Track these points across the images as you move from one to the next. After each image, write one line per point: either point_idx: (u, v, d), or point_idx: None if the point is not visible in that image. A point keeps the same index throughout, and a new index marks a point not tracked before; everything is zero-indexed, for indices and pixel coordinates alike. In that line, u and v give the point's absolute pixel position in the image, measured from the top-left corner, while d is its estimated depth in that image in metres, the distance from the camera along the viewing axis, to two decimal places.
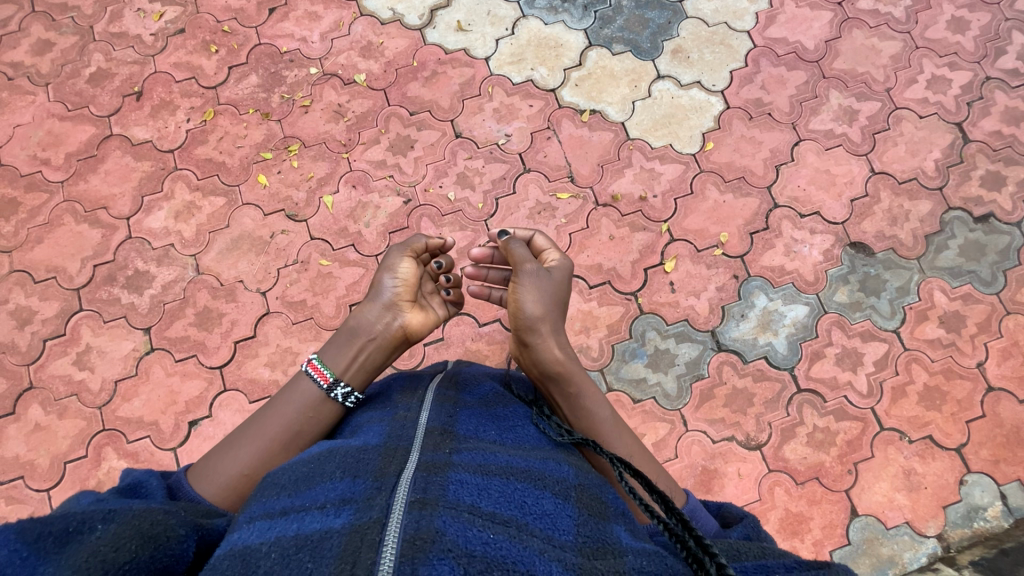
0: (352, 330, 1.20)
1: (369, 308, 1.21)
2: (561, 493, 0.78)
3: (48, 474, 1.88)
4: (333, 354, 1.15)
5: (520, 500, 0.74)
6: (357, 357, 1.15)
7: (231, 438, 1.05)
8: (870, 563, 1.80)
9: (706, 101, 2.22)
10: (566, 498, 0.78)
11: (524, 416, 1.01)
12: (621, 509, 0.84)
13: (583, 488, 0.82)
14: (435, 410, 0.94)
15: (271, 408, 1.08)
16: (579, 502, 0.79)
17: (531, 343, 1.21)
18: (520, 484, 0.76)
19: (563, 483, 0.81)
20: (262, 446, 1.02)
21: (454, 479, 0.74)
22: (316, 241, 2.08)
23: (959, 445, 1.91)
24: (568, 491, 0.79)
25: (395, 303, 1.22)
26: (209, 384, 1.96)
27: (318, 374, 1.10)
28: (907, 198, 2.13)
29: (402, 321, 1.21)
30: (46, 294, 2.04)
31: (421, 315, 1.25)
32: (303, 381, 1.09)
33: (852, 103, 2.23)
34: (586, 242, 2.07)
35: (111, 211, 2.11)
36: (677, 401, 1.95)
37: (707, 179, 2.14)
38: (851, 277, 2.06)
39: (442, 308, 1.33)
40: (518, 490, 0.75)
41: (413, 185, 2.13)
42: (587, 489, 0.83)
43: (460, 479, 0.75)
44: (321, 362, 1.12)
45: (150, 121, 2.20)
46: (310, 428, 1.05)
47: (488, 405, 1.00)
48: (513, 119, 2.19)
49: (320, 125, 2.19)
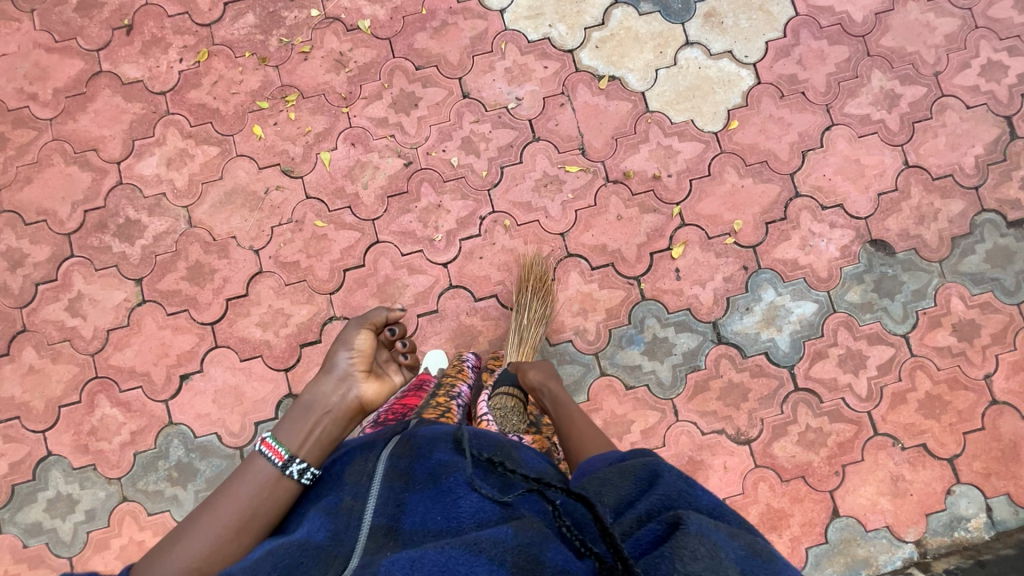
0: (307, 405, 1.17)
1: (324, 381, 1.20)
2: (497, 558, 0.76)
3: (44, 416, 1.93)
4: (287, 430, 1.12)
5: (452, 569, 0.73)
6: (314, 431, 1.13)
7: (181, 526, 1.01)
8: (844, 563, 1.83)
9: (735, 74, 2.05)
10: (501, 563, 0.75)
11: (463, 481, 0.92)
12: (563, 567, 0.79)
13: (521, 548, 0.79)
14: (380, 495, 0.92)
15: (225, 489, 1.04)
16: (515, 567, 0.77)
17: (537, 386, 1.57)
18: (455, 551, 0.75)
19: (500, 545, 0.78)
20: (212, 533, 0.98)
21: (386, 562, 0.75)
22: (312, 200, 2.00)
23: (952, 456, 1.89)
24: (504, 554, 0.77)
25: (350, 374, 1.22)
26: (200, 339, 1.96)
27: (271, 453, 1.06)
28: (938, 196, 2.00)
29: (358, 392, 1.21)
30: (37, 237, 2.00)
31: (377, 385, 1.25)
32: (256, 460, 1.06)
33: (895, 86, 2.05)
34: (592, 220, 1.98)
35: (102, 153, 2.03)
36: (669, 391, 1.92)
37: (726, 161, 2.01)
38: (867, 276, 1.97)
39: (398, 374, 1.32)
40: (452, 558, 0.74)
41: (415, 147, 2.02)
42: (526, 549, 0.79)
43: (392, 559, 0.75)
44: (276, 439, 1.09)
45: (142, 59, 2.07)
46: (264, 510, 1.01)
47: (433, 474, 0.94)
48: (525, 81, 2.04)
49: (320, 75, 2.05)
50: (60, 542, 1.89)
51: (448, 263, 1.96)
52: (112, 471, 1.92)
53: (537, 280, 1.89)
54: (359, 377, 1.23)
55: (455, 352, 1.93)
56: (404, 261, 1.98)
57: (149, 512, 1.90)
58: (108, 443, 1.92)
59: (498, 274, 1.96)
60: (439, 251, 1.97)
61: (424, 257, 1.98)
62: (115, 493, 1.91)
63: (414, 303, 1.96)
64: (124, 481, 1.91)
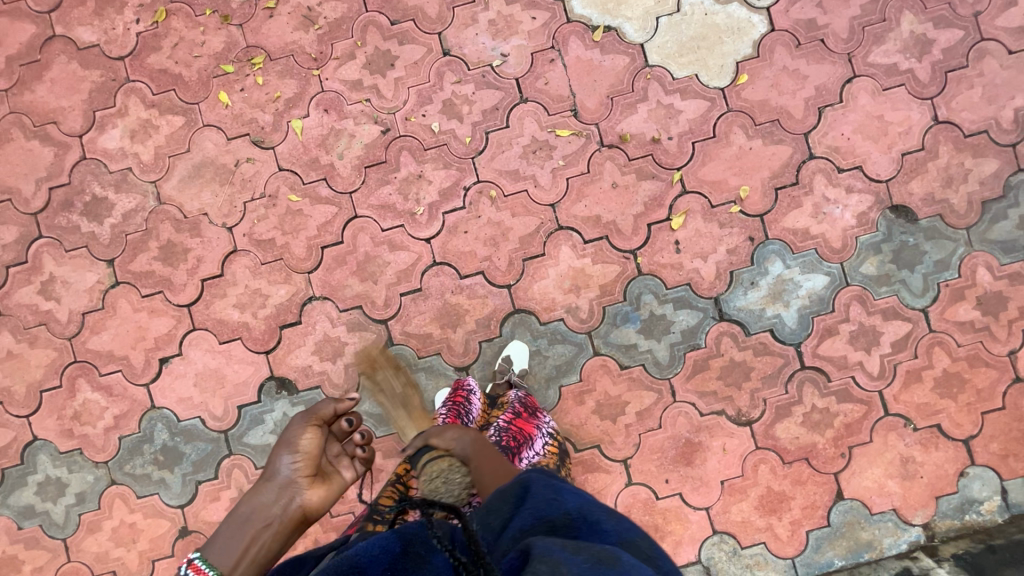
0: (247, 516, 1.18)
1: (266, 489, 1.20)
2: None
3: (27, 401, 1.91)
4: (221, 548, 1.13)
5: None
6: (248, 549, 1.13)
7: None
8: (847, 546, 1.76)
9: (746, 20, 1.83)
10: None
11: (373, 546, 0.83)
12: None
13: None
14: None
15: None
16: None
17: (462, 458, 1.19)
18: None
19: None
20: None
21: None
22: (285, 172, 1.87)
23: (968, 437, 1.78)
24: None
25: (293, 481, 1.21)
26: (178, 321, 1.89)
27: None
28: (970, 155, 1.80)
29: (300, 502, 1.19)
30: (3, 217, 1.91)
31: (322, 492, 1.22)
32: None
33: (928, 30, 1.81)
34: (585, 189, 1.83)
35: (62, 126, 1.90)
36: (666, 371, 1.82)
37: (734, 121, 1.82)
38: (885, 246, 1.81)
39: (351, 470, 1.28)
40: None
41: (393, 112, 1.86)
42: None
43: None
44: (204, 562, 1.10)
45: (96, 20, 1.91)
46: None
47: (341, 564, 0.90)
48: (511, 35, 1.85)
49: (287, 34, 1.88)
50: (53, 524, 1.90)
51: (431, 239, 1.84)
52: (99, 455, 1.90)
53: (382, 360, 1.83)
54: (301, 485, 1.21)
55: (440, 333, 1.84)
56: (384, 237, 1.86)
57: (138, 495, 1.89)
58: (92, 427, 1.90)
59: (484, 250, 1.84)
60: (421, 226, 1.85)
61: (406, 233, 1.86)
62: (104, 477, 1.90)
63: (396, 282, 1.86)
64: (111, 465, 1.90)
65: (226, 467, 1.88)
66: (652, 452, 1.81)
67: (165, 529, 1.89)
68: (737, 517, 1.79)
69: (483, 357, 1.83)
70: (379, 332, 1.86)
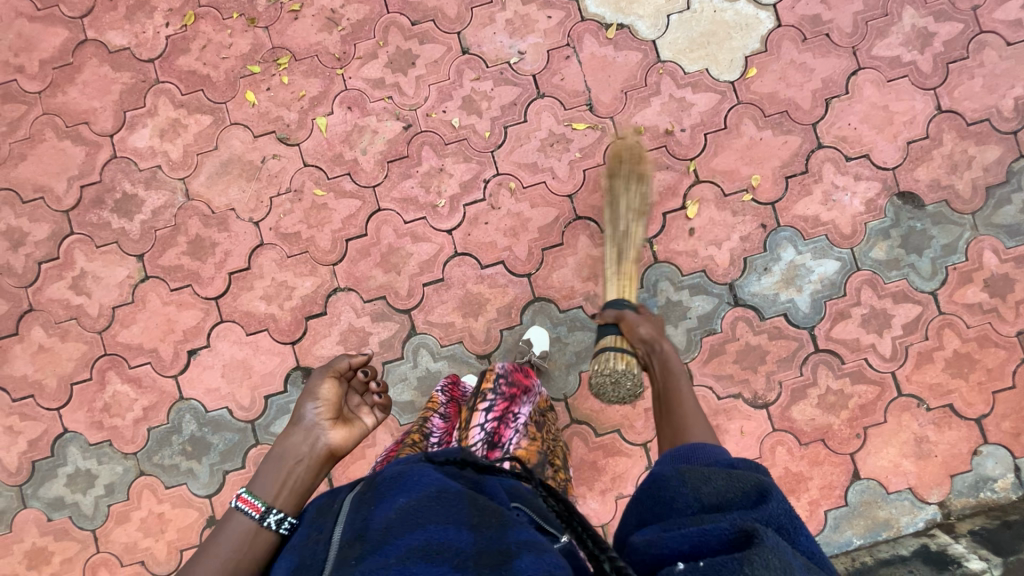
0: (277, 456, 1.18)
1: (292, 432, 1.21)
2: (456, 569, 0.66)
3: (57, 394, 1.95)
4: (260, 484, 1.12)
5: None
6: (286, 481, 1.14)
7: None
8: (865, 525, 1.80)
9: (754, 17, 1.90)
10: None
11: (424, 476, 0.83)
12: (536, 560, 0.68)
13: (480, 556, 0.69)
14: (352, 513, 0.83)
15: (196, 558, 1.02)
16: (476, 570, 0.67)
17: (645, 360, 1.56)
18: None
19: (459, 557, 0.68)
20: None
21: None
22: (310, 167, 1.93)
23: (980, 416, 1.82)
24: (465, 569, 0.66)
25: (318, 423, 1.23)
26: (206, 314, 1.94)
27: (247, 506, 1.06)
28: (973, 142, 1.87)
29: (328, 441, 1.22)
30: (35, 215, 1.96)
31: (347, 432, 1.26)
32: (232, 518, 1.05)
33: (929, 24, 1.89)
34: (602, 180, 1.89)
35: (93, 126, 1.97)
36: (684, 355, 1.87)
37: (744, 113, 1.89)
38: (893, 231, 1.86)
39: (371, 415, 1.33)
40: None
41: (414, 108, 1.92)
42: (487, 555, 0.69)
43: None
44: (249, 494, 1.08)
45: (127, 25, 1.98)
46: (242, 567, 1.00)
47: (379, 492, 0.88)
48: (528, 33, 1.92)
49: (311, 35, 1.95)
50: (83, 515, 1.93)
51: (453, 231, 1.90)
52: (128, 446, 1.94)
53: (625, 154, 1.81)
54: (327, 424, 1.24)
55: (462, 322, 1.89)
56: (407, 229, 1.91)
57: (166, 485, 1.93)
58: (121, 419, 1.93)
59: (504, 240, 1.89)
60: (442, 218, 1.91)
61: (428, 225, 1.91)
62: (133, 468, 1.93)
63: (418, 272, 1.91)
64: (140, 456, 1.93)
65: (253, 456, 1.91)
66: None
67: (193, 518, 1.92)
68: None
69: (505, 343, 1.88)
70: (403, 321, 1.90)
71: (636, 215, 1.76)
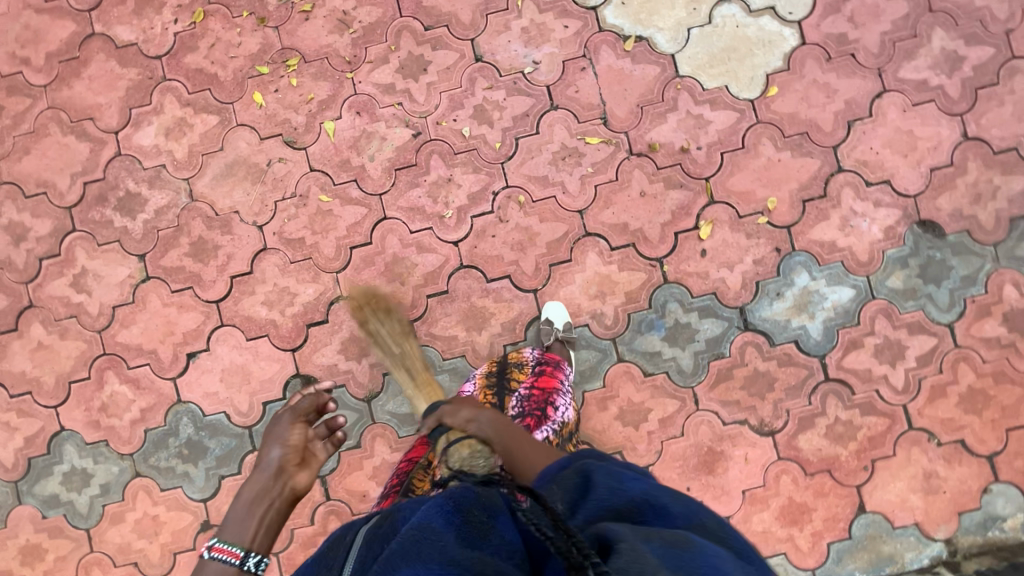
0: (246, 502, 1.17)
1: (259, 478, 1.21)
2: None
3: (55, 392, 1.93)
4: (232, 532, 1.10)
5: None
6: (262, 522, 1.13)
7: None
8: (868, 559, 1.76)
9: (777, 33, 1.84)
10: None
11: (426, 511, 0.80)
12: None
13: None
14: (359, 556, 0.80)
15: None
16: None
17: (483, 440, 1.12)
18: None
19: None
20: None
21: None
22: (316, 173, 1.90)
23: (992, 453, 1.77)
24: None
25: (284, 465, 1.24)
26: (206, 317, 1.91)
27: (225, 553, 1.04)
28: (999, 172, 1.81)
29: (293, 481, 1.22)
30: (38, 210, 1.94)
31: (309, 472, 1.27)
32: (207, 568, 1.01)
33: (959, 47, 1.82)
34: (613, 197, 1.85)
35: (98, 122, 1.94)
36: (690, 379, 1.83)
37: (763, 132, 1.83)
38: (912, 260, 1.81)
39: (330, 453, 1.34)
40: None
41: (424, 116, 1.88)
42: None
43: None
44: (224, 542, 1.06)
45: (135, 20, 1.95)
46: None
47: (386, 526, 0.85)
48: (543, 43, 1.87)
49: (322, 37, 1.91)
50: (77, 514, 1.92)
51: (459, 242, 1.86)
52: (124, 447, 1.92)
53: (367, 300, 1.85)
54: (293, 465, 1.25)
55: (465, 336, 1.86)
56: (413, 239, 1.88)
57: (161, 487, 1.91)
58: (118, 419, 1.92)
59: (511, 254, 1.85)
60: (449, 229, 1.87)
61: (434, 235, 1.88)
62: (128, 469, 1.92)
63: (423, 283, 1.87)
64: (136, 457, 1.92)
65: (250, 462, 1.89)
66: (673, 458, 1.82)
67: (188, 522, 1.90)
68: (757, 526, 1.79)
69: None
70: None
71: (403, 337, 1.83)
